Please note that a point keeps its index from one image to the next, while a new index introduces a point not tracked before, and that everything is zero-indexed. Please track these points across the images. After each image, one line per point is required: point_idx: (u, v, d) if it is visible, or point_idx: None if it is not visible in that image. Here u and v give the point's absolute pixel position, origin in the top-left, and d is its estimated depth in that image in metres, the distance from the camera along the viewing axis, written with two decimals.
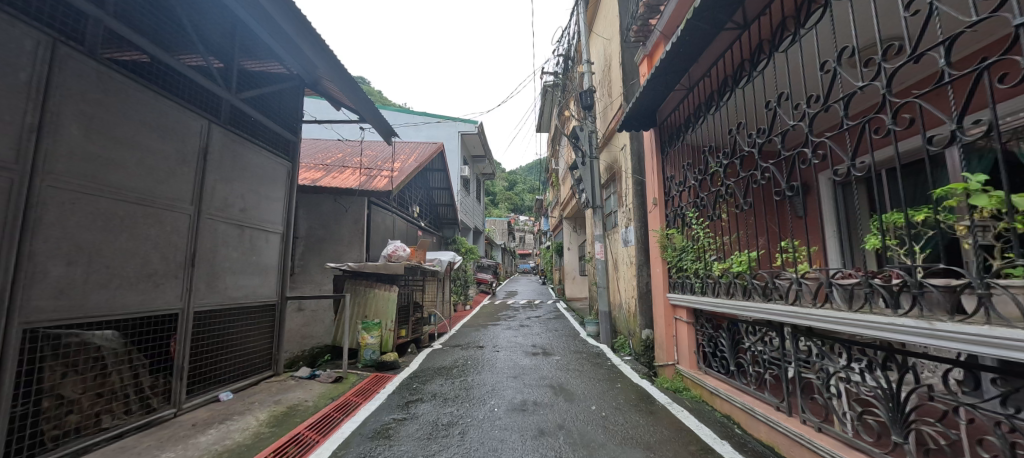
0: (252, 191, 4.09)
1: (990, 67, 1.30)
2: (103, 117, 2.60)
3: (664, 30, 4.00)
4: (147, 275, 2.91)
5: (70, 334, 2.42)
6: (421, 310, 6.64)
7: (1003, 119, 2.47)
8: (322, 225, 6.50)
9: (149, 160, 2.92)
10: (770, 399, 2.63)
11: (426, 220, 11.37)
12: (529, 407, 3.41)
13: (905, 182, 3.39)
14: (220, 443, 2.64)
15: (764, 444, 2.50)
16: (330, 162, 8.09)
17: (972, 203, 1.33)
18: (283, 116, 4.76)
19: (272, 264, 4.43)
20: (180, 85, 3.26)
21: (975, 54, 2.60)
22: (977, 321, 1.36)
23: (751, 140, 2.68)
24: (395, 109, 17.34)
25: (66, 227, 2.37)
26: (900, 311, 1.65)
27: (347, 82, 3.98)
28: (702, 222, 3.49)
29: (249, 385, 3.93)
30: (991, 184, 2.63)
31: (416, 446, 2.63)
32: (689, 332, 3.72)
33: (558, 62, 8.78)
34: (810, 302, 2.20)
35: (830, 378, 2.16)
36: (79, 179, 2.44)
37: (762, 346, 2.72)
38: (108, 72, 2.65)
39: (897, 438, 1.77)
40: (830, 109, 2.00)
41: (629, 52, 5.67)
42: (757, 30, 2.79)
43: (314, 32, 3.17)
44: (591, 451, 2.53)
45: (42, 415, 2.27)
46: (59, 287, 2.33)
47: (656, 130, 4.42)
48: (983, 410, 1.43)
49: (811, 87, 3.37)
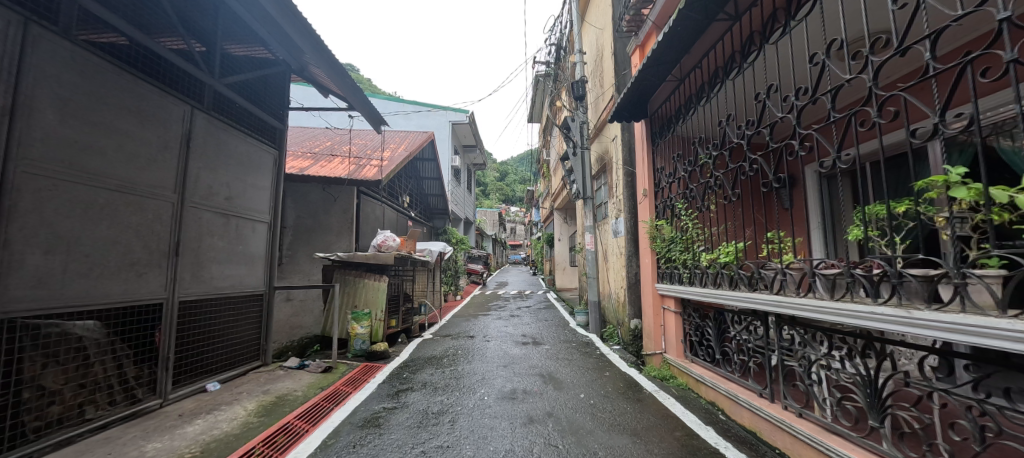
0: (237, 179, 3.99)
1: (972, 61, 1.31)
2: (80, 101, 2.49)
3: (656, 20, 3.95)
4: (130, 264, 2.84)
5: (50, 324, 2.34)
6: (411, 300, 6.63)
7: (984, 113, 2.51)
8: (311, 214, 6.40)
9: (129, 146, 2.82)
10: (753, 386, 2.70)
11: (416, 210, 11.30)
12: (518, 395, 3.45)
13: (889, 175, 3.45)
14: (208, 433, 2.61)
15: (747, 429, 2.58)
16: (319, 150, 7.95)
17: (951, 194, 1.36)
18: (268, 102, 4.63)
19: (259, 253, 4.34)
20: (160, 70, 3.13)
21: (959, 49, 2.63)
22: (953, 310, 1.41)
23: (740, 131, 2.69)
24: (385, 96, 16.99)
25: (43, 215, 2.29)
26: (880, 300, 1.69)
27: (336, 67, 3.86)
28: (691, 214, 3.52)
29: (236, 375, 3.89)
30: (970, 177, 2.69)
31: (406, 434, 2.65)
32: (676, 322, 3.78)
33: (549, 52, 8.71)
34: (794, 292, 2.25)
35: (812, 365, 2.22)
36: (55, 164, 2.34)
37: (747, 335, 2.78)
38: (84, 55, 2.53)
39: (872, 422, 1.82)
40: (817, 101, 2.00)
41: (621, 42, 5.55)
42: (748, 21, 2.79)
43: (299, 15, 3.05)
44: (579, 437, 2.58)
45: (24, 406, 2.21)
46: (36, 277, 2.26)
47: (647, 121, 4.40)
48: (955, 395, 1.49)
49: (801, 79, 3.39)
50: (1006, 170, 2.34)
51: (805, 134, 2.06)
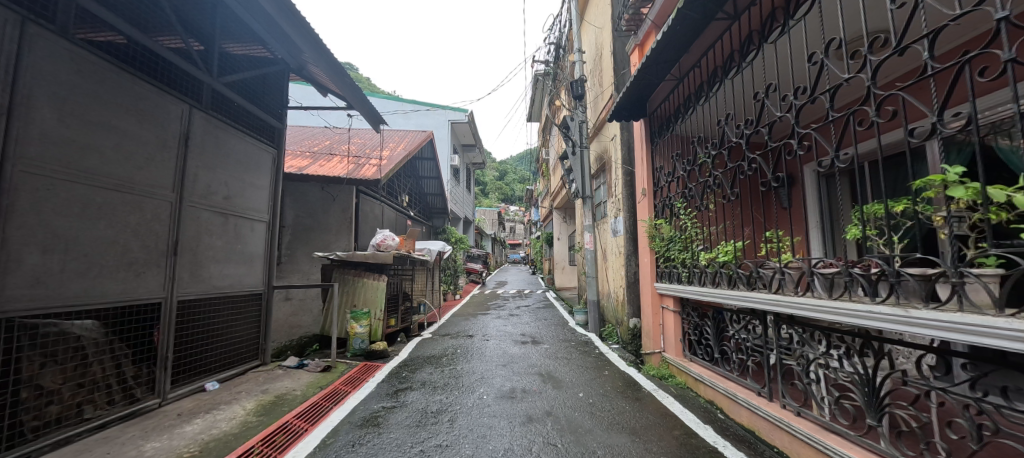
0: (235, 178, 3.98)
1: (971, 61, 1.31)
2: (78, 100, 2.48)
3: (655, 19, 3.93)
4: (128, 263, 2.83)
5: (48, 323, 2.33)
6: (410, 299, 6.63)
7: (982, 113, 2.51)
8: (310, 214, 6.39)
9: (127, 145, 2.81)
10: (752, 385, 2.70)
11: (415, 209, 11.29)
12: (517, 394, 3.45)
13: (887, 174, 3.46)
14: (207, 433, 2.61)
15: (746, 428, 2.59)
16: (318, 149, 7.93)
17: (949, 194, 1.37)
18: (267, 101, 4.62)
19: (257, 252, 4.33)
20: (158, 69, 3.12)
21: (957, 49, 2.63)
22: (950, 309, 1.41)
23: (739, 131, 2.69)
24: (384, 95, 16.96)
25: (40, 214, 2.28)
26: (878, 299, 1.69)
27: (335, 66, 3.85)
28: (690, 213, 3.52)
29: (235, 374, 3.89)
30: (968, 176, 2.70)
31: (405, 433, 2.65)
32: (674, 321, 3.79)
33: (548, 51, 8.71)
34: (792, 291, 2.25)
35: (810, 364, 2.22)
36: (53, 163, 2.33)
37: (746, 334, 2.78)
38: (81, 53, 2.52)
39: (870, 421, 1.82)
40: (815, 100, 2.00)
41: (621, 41, 5.55)
42: (747, 20, 2.79)
43: (298, 14, 3.04)
44: (578, 436, 2.58)
45: (22, 405, 2.20)
46: (34, 276, 2.26)
47: (646, 120, 4.40)
48: (953, 394, 1.49)
49: (800, 78, 3.39)
50: (1004, 170, 2.35)
51: (804, 133, 2.06)
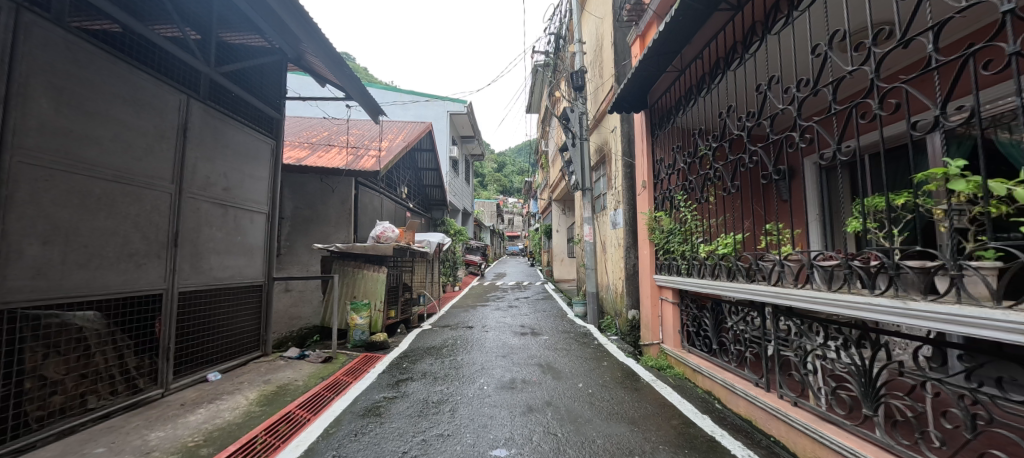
0: (235, 169, 3.95)
1: (976, 54, 1.29)
2: (74, 89, 2.45)
3: (657, 9, 3.86)
4: (129, 255, 2.83)
5: (49, 314, 2.34)
6: (410, 290, 6.65)
7: (985, 105, 2.51)
8: (308, 205, 6.36)
9: (125, 136, 2.77)
10: (749, 376, 2.74)
11: (415, 200, 11.30)
12: (518, 384, 3.49)
13: (888, 167, 3.45)
14: (210, 422, 2.64)
15: (742, 418, 2.63)
16: (317, 140, 7.89)
17: (950, 187, 1.35)
18: (265, 91, 4.56)
19: (257, 243, 4.32)
20: (155, 57, 3.07)
21: (962, 41, 2.59)
22: (948, 301, 1.42)
23: (741, 123, 2.66)
24: (381, 85, 16.77)
25: (40, 206, 2.27)
26: (876, 291, 1.71)
27: (333, 57, 3.79)
28: (691, 205, 3.49)
29: (236, 365, 3.91)
30: (970, 170, 2.70)
31: (407, 423, 2.69)
32: (673, 313, 3.82)
33: (548, 41, 8.64)
34: (791, 284, 2.26)
35: (807, 355, 2.24)
36: (50, 154, 2.31)
37: (744, 325, 2.80)
38: (76, 42, 2.48)
39: (867, 411, 1.85)
40: (818, 92, 1.97)
41: (621, 31, 5.49)
42: (750, 11, 2.74)
43: (296, 4, 3.00)
44: (578, 426, 2.62)
45: (26, 396, 2.22)
46: (35, 267, 2.26)
47: (647, 112, 4.38)
48: (948, 384, 1.49)
49: (802, 69, 3.38)
50: (1004, 163, 2.34)
51: (806, 126, 2.04)
